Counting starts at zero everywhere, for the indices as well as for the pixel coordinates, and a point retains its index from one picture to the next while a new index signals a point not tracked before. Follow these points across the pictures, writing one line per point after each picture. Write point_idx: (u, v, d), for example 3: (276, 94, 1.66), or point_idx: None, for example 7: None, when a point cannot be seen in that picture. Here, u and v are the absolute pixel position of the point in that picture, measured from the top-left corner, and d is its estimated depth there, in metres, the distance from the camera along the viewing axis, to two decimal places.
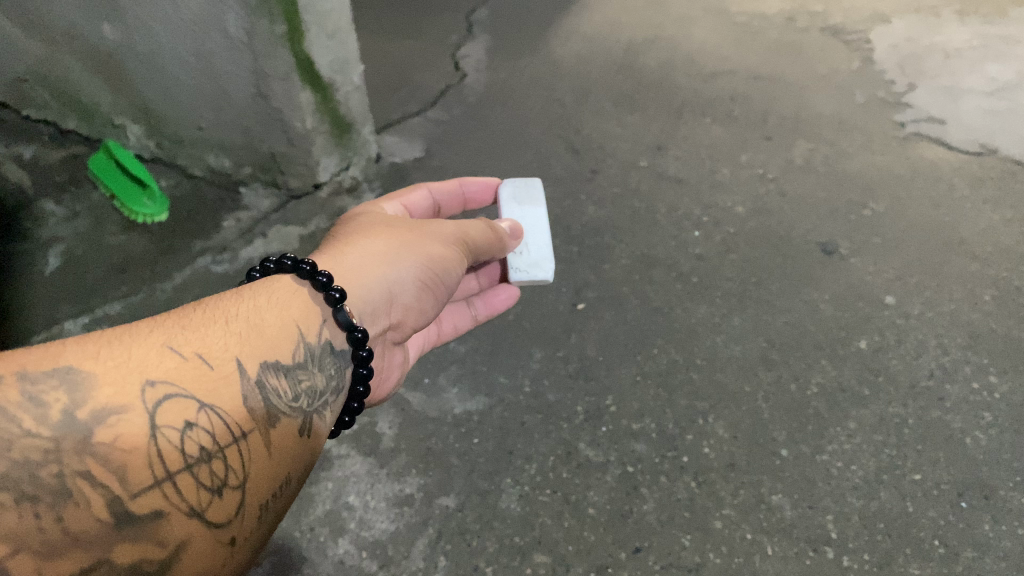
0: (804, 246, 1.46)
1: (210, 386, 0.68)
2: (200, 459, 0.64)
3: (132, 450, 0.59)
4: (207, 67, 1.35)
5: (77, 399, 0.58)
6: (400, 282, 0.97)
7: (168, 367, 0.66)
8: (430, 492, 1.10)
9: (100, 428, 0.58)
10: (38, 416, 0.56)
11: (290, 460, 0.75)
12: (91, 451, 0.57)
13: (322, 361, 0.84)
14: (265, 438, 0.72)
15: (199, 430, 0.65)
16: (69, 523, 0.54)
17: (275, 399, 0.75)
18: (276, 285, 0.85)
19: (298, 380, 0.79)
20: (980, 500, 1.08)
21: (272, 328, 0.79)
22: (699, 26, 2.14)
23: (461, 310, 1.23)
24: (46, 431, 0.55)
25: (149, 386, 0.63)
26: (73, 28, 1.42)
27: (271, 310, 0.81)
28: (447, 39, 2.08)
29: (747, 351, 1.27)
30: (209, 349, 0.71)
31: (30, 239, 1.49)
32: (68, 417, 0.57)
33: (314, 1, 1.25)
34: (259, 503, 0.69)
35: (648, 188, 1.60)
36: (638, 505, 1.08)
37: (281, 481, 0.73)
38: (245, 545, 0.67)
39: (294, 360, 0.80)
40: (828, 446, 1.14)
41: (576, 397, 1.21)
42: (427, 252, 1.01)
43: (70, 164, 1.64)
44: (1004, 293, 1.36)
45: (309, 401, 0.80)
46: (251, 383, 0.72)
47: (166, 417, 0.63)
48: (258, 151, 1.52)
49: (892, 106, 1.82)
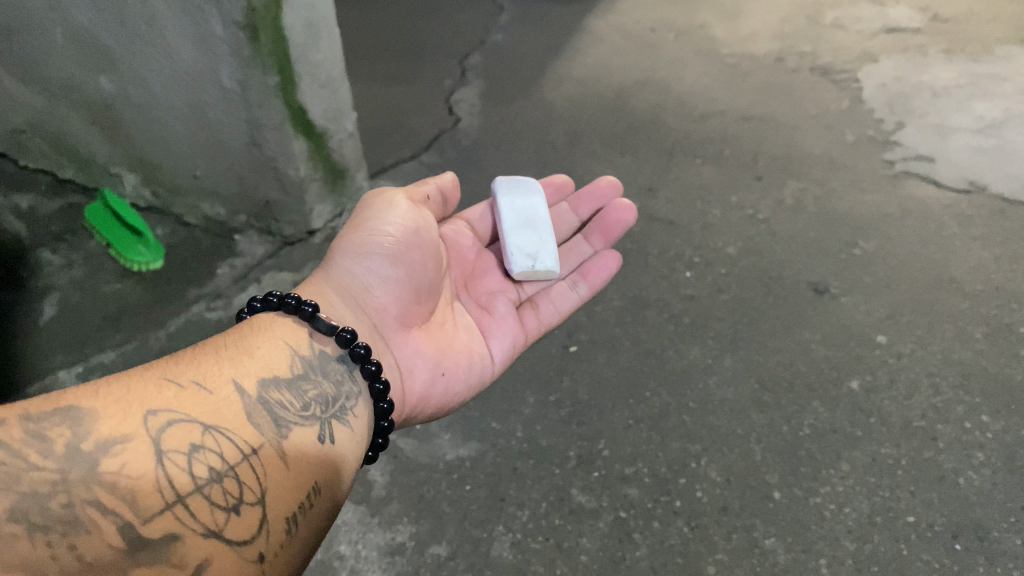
0: (794, 286, 1.46)
1: (210, 408, 0.70)
2: (210, 481, 0.64)
3: (141, 475, 0.60)
4: (201, 117, 1.37)
5: (80, 432, 0.60)
6: (352, 276, 0.97)
7: (167, 396, 0.68)
8: (422, 540, 1.10)
9: (105, 457, 0.60)
10: (42, 451, 0.57)
11: (314, 472, 0.75)
12: (99, 480, 0.58)
13: (325, 370, 0.85)
14: (279, 452, 0.72)
15: (206, 451, 0.66)
16: (83, 551, 0.55)
17: (281, 411, 0.76)
18: (255, 319, 0.86)
19: (304, 390, 0.80)
20: (975, 542, 1.07)
21: (263, 351, 0.81)
22: (690, 68, 2.17)
23: (562, 292, 1.20)
24: (52, 463, 0.57)
25: (150, 415, 0.65)
26: (70, 80, 1.44)
27: (261, 337, 0.82)
28: (441, 85, 2.11)
29: (739, 393, 1.27)
30: (205, 376, 0.73)
31: (27, 288, 1.50)
32: (72, 449, 0.59)
33: (306, 52, 1.28)
34: (285, 517, 0.69)
35: (639, 230, 1.61)
36: (630, 551, 1.08)
37: (308, 491, 0.73)
38: (277, 559, 0.66)
39: (293, 374, 0.81)
40: (822, 488, 1.14)
41: (569, 442, 1.21)
42: (365, 230, 0.99)
43: (67, 213, 1.66)
44: (995, 331, 1.37)
45: (322, 408, 0.81)
46: (252, 400, 0.74)
47: (170, 441, 0.64)
48: (252, 199, 1.53)
49: (881, 144, 1.84)
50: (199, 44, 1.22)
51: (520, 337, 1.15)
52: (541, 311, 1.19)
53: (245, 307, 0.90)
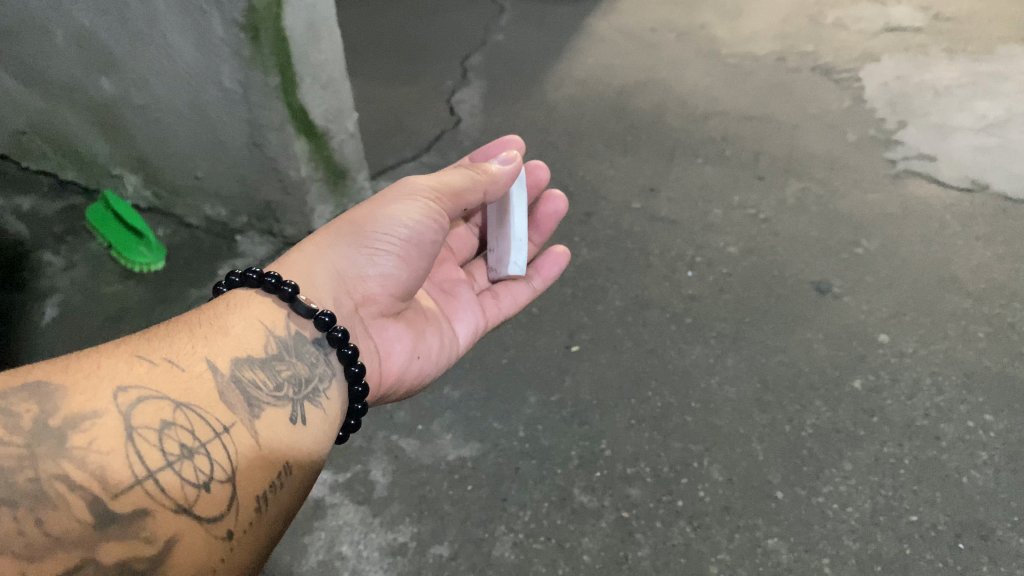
0: (797, 285, 1.46)
1: (183, 386, 0.69)
2: (181, 457, 0.64)
3: (110, 450, 0.60)
4: (202, 118, 1.37)
5: (48, 407, 0.60)
6: (349, 261, 0.96)
7: (139, 372, 0.67)
8: (424, 540, 1.10)
9: (74, 432, 0.59)
10: (9, 425, 0.57)
11: (285, 452, 0.75)
12: (68, 455, 0.58)
13: (300, 352, 0.84)
14: (252, 432, 0.72)
15: (177, 428, 0.66)
16: (51, 524, 0.55)
17: (254, 391, 0.75)
18: (231, 297, 0.84)
19: (277, 371, 0.79)
20: (978, 541, 1.07)
21: (237, 331, 0.79)
22: (691, 68, 2.17)
23: (518, 284, 1.23)
24: (19, 438, 0.57)
25: (121, 391, 0.64)
26: (72, 81, 1.44)
27: (236, 317, 0.81)
28: (441, 85, 2.11)
29: (741, 393, 1.27)
30: (178, 354, 0.72)
31: (28, 290, 1.50)
32: (40, 425, 0.58)
33: (308, 53, 1.28)
34: (254, 496, 0.69)
35: (641, 230, 1.61)
36: (633, 551, 1.07)
37: (279, 471, 0.73)
38: (245, 537, 0.67)
39: (267, 354, 0.80)
40: (824, 488, 1.13)
41: (571, 442, 1.21)
42: (381, 220, 0.97)
43: (68, 215, 1.66)
44: (998, 330, 1.36)
45: (295, 389, 0.80)
46: (225, 379, 0.73)
47: (141, 418, 0.64)
48: (253, 200, 1.53)
49: (883, 144, 1.84)
50: (200, 44, 1.22)
51: (481, 323, 1.19)
52: (501, 299, 1.22)
53: (222, 281, 0.89)
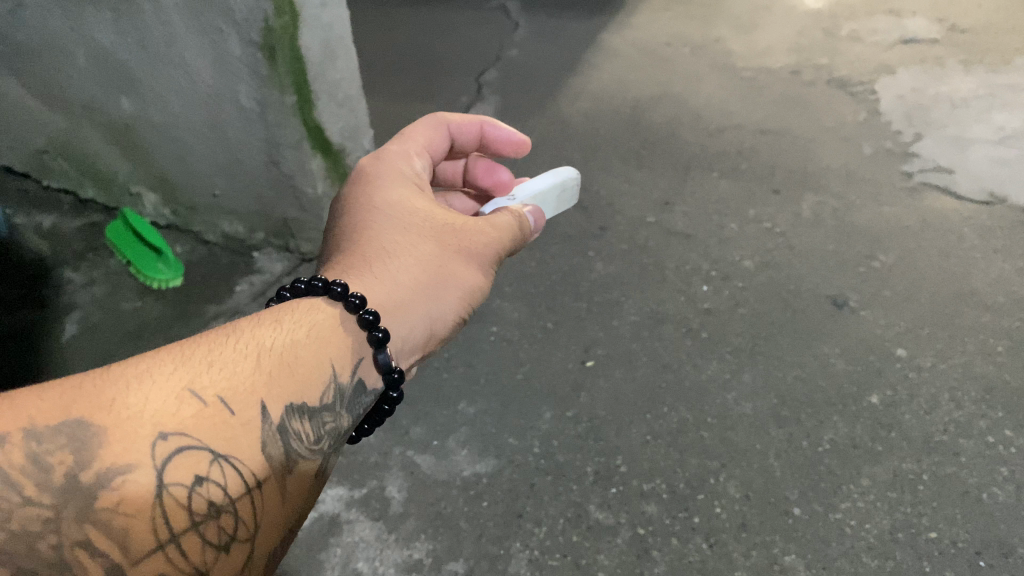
0: (814, 300, 1.45)
1: (230, 434, 0.62)
2: (208, 517, 0.59)
3: (137, 514, 0.55)
4: (220, 136, 1.38)
5: (83, 459, 0.55)
6: (435, 310, 0.86)
7: (185, 416, 0.60)
8: (440, 557, 1.10)
9: (103, 492, 0.55)
10: (39, 481, 0.53)
11: (303, 502, 0.70)
12: (93, 518, 0.54)
13: (352, 404, 0.76)
14: (283, 489, 0.66)
15: (212, 485, 0.60)
16: None
17: (298, 446, 0.68)
18: (305, 311, 0.75)
19: (324, 422, 0.72)
20: (999, 559, 1.06)
21: (303, 367, 0.71)
22: (707, 81, 2.18)
23: None
24: (48, 498, 0.53)
25: (161, 440, 0.58)
26: (93, 102, 1.46)
27: (305, 346, 0.72)
28: (456, 101, 2.13)
29: (757, 408, 1.26)
30: (235, 391, 0.64)
31: (49, 307, 1.52)
32: (70, 483, 0.54)
33: (324, 72, 1.28)
34: (267, 552, 0.65)
35: (656, 245, 1.61)
36: (649, 568, 1.07)
37: (295, 519, 0.69)
38: None
39: (322, 402, 0.71)
40: (842, 504, 1.12)
41: (586, 458, 1.21)
42: (468, 276, 0.90)
43: (88, 232, 1.68)
44: (1018, 344, 1.35)
45: (333, 442, 0.73)
46: (272, 428, 0.66)
47: (176, 474, 0.58)
48: (271, 218, 1.55)
49: (900, 156, 1.83)
50: (218, 64, 1.24)
51: None
52: None
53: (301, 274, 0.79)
